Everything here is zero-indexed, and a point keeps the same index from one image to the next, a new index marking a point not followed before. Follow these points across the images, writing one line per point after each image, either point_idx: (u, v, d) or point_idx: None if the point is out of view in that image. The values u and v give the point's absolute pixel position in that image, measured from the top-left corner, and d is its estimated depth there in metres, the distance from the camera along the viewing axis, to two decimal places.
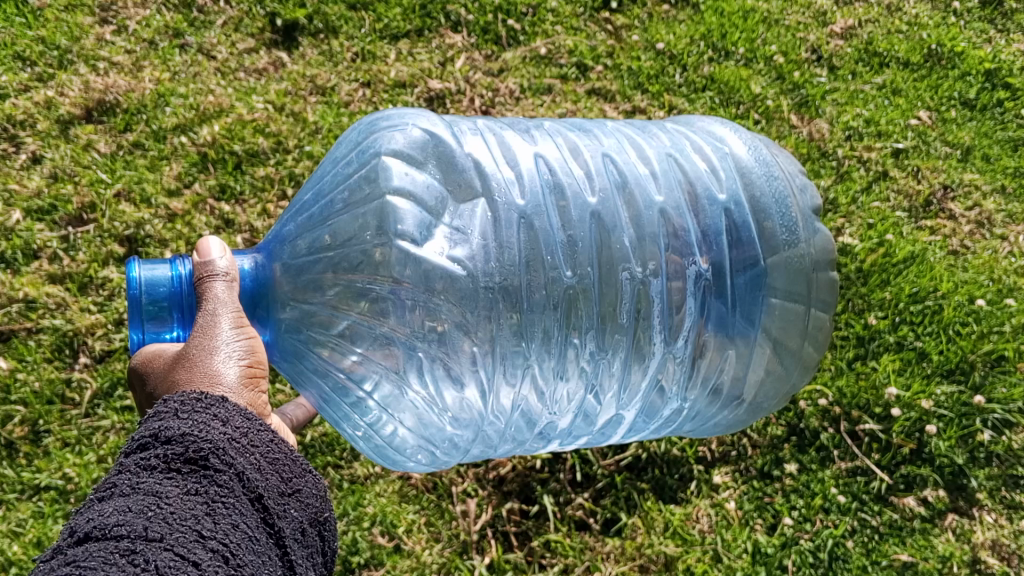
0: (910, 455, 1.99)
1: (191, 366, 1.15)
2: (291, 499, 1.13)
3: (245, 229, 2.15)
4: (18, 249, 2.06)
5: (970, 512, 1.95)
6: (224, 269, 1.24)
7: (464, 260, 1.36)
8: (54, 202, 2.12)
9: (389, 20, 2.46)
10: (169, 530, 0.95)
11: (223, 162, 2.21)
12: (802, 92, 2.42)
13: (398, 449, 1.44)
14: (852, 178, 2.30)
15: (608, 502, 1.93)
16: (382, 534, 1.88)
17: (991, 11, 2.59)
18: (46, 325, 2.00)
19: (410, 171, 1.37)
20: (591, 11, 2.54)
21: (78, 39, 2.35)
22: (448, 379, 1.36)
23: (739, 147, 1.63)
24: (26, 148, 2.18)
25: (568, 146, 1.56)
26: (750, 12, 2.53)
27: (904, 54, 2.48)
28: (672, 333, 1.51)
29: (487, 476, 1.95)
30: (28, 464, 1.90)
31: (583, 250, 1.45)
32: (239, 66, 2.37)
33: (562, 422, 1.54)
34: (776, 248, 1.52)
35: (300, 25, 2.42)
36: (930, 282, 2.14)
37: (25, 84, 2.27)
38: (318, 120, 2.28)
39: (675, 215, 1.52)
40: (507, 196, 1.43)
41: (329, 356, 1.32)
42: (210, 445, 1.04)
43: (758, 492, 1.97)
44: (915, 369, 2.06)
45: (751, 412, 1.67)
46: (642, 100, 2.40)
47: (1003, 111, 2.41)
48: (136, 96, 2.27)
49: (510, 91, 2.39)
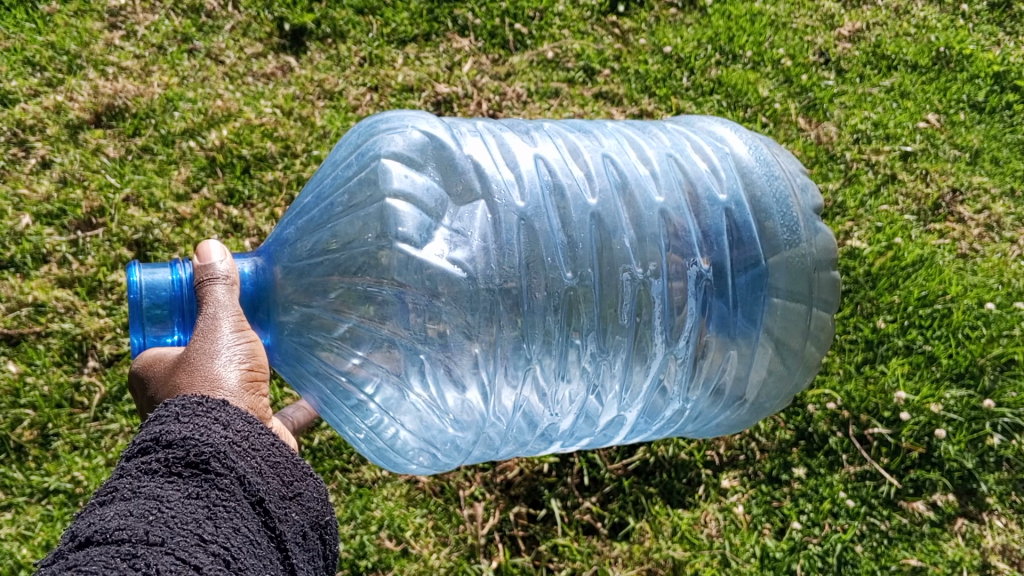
0: (920, 459, 1.98)
1: (191, 369, 1.15)
2: (292, 502, 1.12)
3: (253, 233, 2.16)
4: (28, 253, 2.07)
5: (979, 516, 1.94)
6: (224, 272, 1.24)
7: (464, 262, 1.36)
8: (64, 207, 2.13)
9: (397, 25, 2.47)
10: (170, 534, 0.95)
11: (231, 166, 2.22)
12: (810, 95, 2.41)
13: (400, 451, 1.44)
14: (861, 181, 2.29)
15: (616, 506, 1.93)
16: (389, 538, 1.88)
17: (999, 13, 2.58)
18: (55, 329, 2.01)
19: (410, 173, 1.37)
20: (598, 15, 2.54)
21: (87, 44, 2.36)
22: (449, 380, 1.35)
23: (739, 147, 1.63)
24: (36, 153, 2.19)
25: (568, 148, 1.56)
26: (757, 15, 2.53)
27: (912, 56, 2.48)
28: (673, 333, 1.51)
29: (494, 480, 1.94)
30: (37, 467, 1.91)
31: (583, 251, 1.45)
32: (247, 70, 2.38)
33: (563, 423, 1.54)
34: (777, 247, 1.52)
35: (309, 29, 2.43)
36: (939, 285, 2.13)
37: (35, 89, 2.28)
38: (326, 125, 2.29)
39: (675, 216, 1.52)
40: (507, 197, 1.43)
41: (330, 358, 1.32)
42: (211, 449, 1.05)
43: (766, 496, 1.96)
44: (924, 373, 2.05)
45: (754, 412, 1.66)
46: (649, 104, 2.40)
47: (1012, 113, 2.40)
48: (145, 101, 2.28)
49: (518, 95, 2.40)
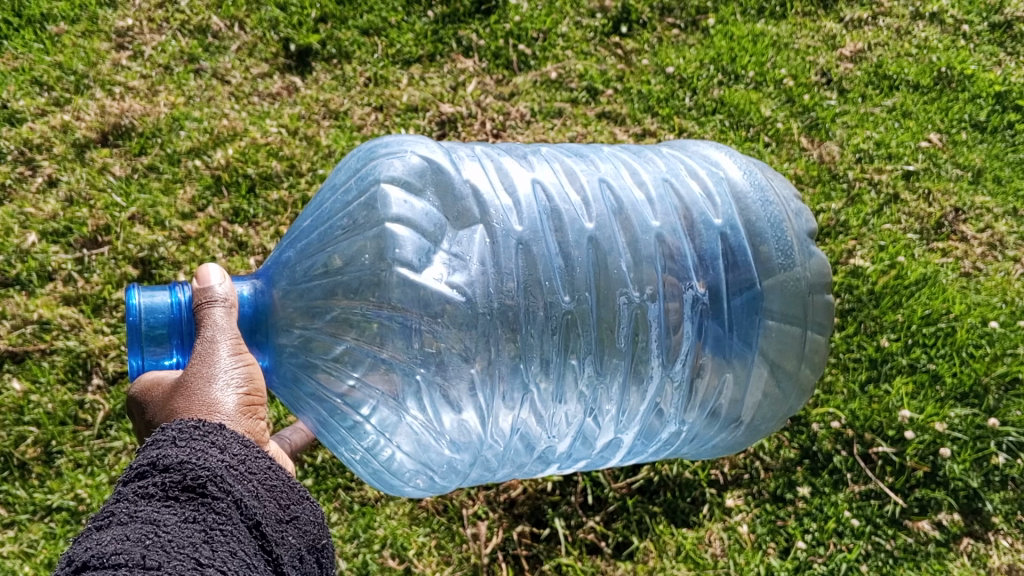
0: (924, 478, 1.97)
1: (189, 395, 1.15)
2: (289, 526, 1.12)
3: (257, 251, 2.17)
4: (33, 270, 2.09)
5: (985, 536, 1.94)
6: (223, 295, 1.25)
7: (463, 285, 1.36)
8: (70, 225, 2.14)
9: (401, 46, 2.49)
10: (167, 558, 0.95)
11: (237, 184, 2.23)
12: (812, 115, 2.43)
13: (395, 473, 1.43)
14: (863, 201, 2.30)
15: (620, 525, 1.92)
16: (392, 557, 1.87)
17: (1000, 34, 2.59)
18: (59, 346, 2.01)
19: (409, 197, 1.38)
20: (601, 36, 2.56)
21: (95, 64, 2.38)
22: (446, 403, 1.35)
23: (734, 173, 1.64)
24: (42, 172, 2.21)
25: (565, 171, 1.57)
26: (759, 36, 2.55)
27: (914, 77, 2.49)
28: (670, 356, 1.51)
29: (498, 499, 1.93)
30: (40, 485, 1.91)
31: (580, 275, 1.45)
32: (252, 90, 2.40)
33: (561, 446, 1.53)
34: (772, 271, 1.53)
35: (314, 50, 2.46)
36: (942, 304, 2.13)
37: (42, 109, 2.30)
38: (331, 144, 2.30)
39: (672, 239, 1.53)
40: (505, 221, 1.44)
41: (326, 381, 1.32)
42: (208, 473, 1.05)
43: (771, 516, 1.95)
44: (928, 393, 2.04)
45: (749, 434, 1.66)
46: (652, 123, 2.41)
47: (1013, 133, 2.41)
48: (151, 120, 2.30)
49: (522, 115, 2.41)
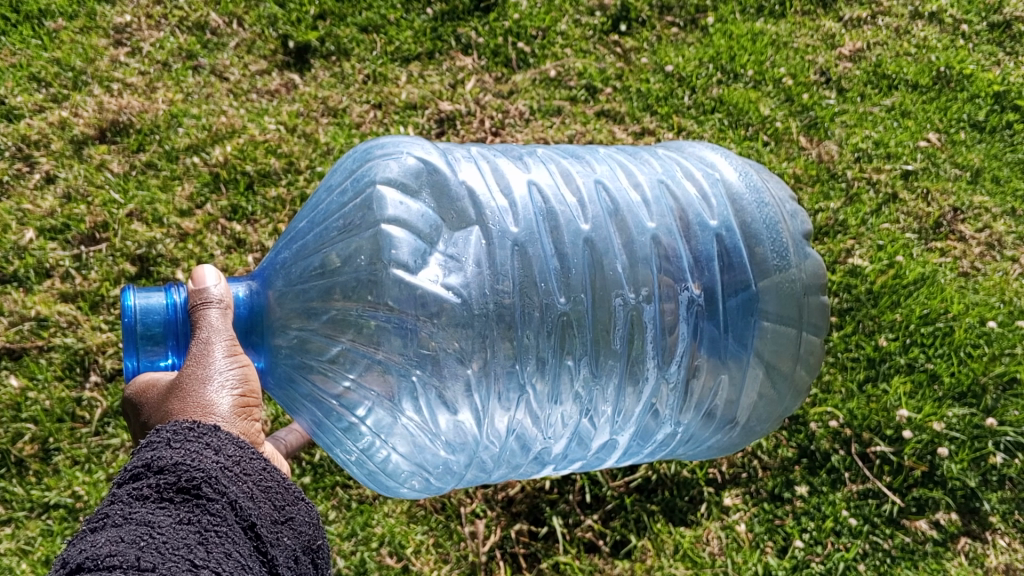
0: (922, 478, 1.98)
1: (183, 396, 1.15)
2: (284, 527, 1.12)
3: (256, 249, 2.17)
4: (31, 267, 2.08)
5: (982, 536, 1.94)
6: (218, 296, 1.24)
7: (458, 287, 1.36)
8: (68, 221, 2.13)
9: (401, 43, 2.48)
10: (162, 559, 0.94)
11: (235, 182, 2.23)
12: (811, 114, 2.43)
13: (391, 475, 1.43)
14: (862, 200, 2.30)
15: (617, 523, 1.92)
16: (390, 555, 1.87)
17: (999, 33, 2.59)
18: (57, 343, 2.01)
19: (404, 199, 1.38)
20: (601, 34, 2.56)
21: (93, 60, 2.38)
22: (442, 404, 1.35)
23: (730, 173, 1.64)
24: (40, 168, 2.20)
25: (561, 172, 1.57)
26: (758, 35, 2.55)
27: (912, 76, 2.49)
28: (666, 357, 1.51)
29: (496, 497, 1.93)
30: (38, 482, 1.91)
31: (576, 276, 1.45)
32: (251, 87, 2.39)
33: (557, 447, 1.53)
34: (767, 272, 1.53)
35: (312, 47, 2.45)
36: (940, 303, 2.13)
37: (40, 105, 2.29)
38: (329, 141, 2.30)
39: (667, 240, 1.52)
40: (501, 223, 1.43)
41: (321, 382, 1.32)
42: (203, 475, 1.05)
43: (769, 514, 1.95)
44: (926, 392, 2.04)
45: (745, 435, 1.66)
46: (650, 122, 2.41)
47: (1012, 133, 2.41)
48: (149, 117, 2.29)
49: (521, 112, 2.41)
